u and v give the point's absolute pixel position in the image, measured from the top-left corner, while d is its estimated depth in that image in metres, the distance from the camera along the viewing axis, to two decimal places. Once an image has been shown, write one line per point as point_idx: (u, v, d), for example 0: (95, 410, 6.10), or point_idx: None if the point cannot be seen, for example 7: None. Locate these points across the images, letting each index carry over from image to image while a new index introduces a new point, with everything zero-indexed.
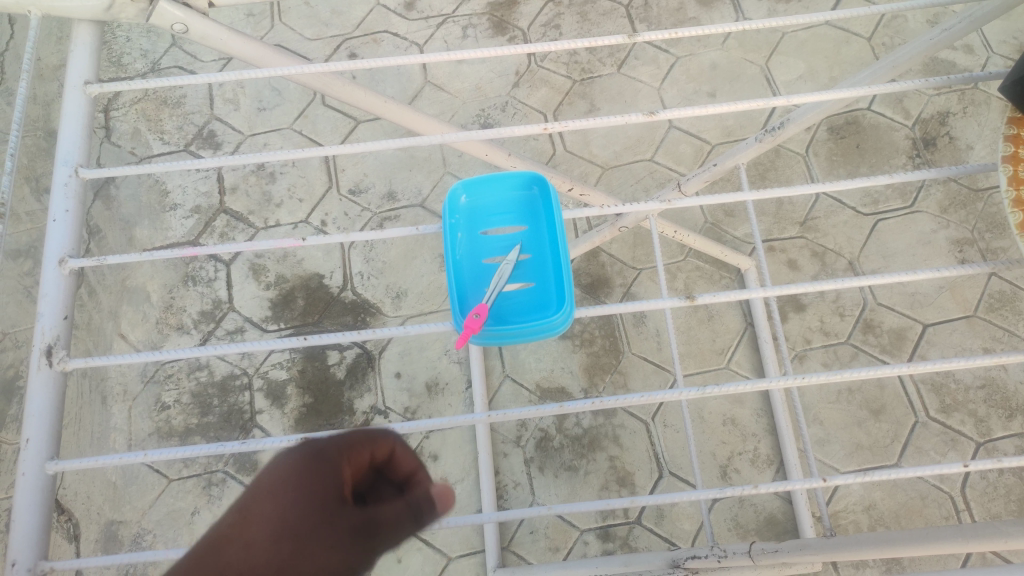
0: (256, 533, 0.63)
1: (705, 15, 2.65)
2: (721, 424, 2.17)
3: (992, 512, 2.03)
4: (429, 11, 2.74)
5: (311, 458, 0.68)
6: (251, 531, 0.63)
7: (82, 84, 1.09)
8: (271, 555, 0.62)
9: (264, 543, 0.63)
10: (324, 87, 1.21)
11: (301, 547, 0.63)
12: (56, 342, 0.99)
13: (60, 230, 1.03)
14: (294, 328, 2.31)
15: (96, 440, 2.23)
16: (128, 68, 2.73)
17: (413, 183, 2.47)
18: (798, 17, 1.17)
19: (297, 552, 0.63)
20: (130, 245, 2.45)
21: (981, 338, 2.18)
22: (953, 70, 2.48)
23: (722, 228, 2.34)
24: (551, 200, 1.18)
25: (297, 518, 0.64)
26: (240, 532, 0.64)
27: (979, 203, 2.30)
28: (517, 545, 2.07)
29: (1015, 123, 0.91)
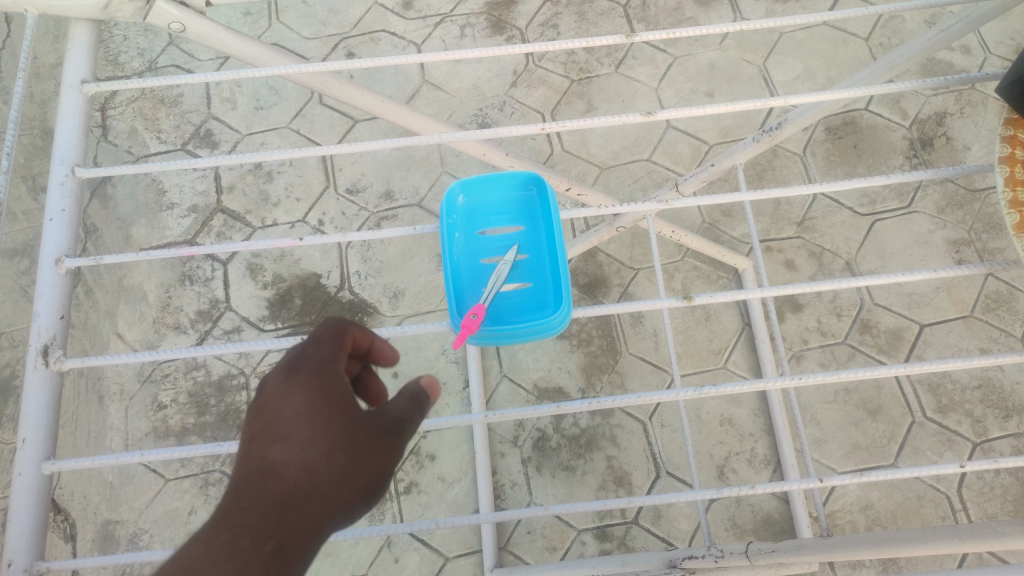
0: (308, 455, 0.77)
1: (703, 15, 2.65)
2: (719, 424, 2.17)
3: (988, 512, 2.03)
4: (427, 11, 2.73)
5: (325, 382, 0.81)
6: (302, 454, 0.77)
7: (79, 83, 1.09)
8: (331, 470, 0.76)
9: (323, 464, 0.76)
10: (322, 86, 1.21)
11: (352, 457, 0.77)
12: (52, 342, 0.99)
13: (57, 230, 1.03)
14: (291, 327, 2.30)
15: (92, 440, 2.22)
16: (125, 67, 2.72)
17: (410, 183, 2.46)
18: (795, 17, 1.17)
19: (350, 463, 0.77)
20: (127, 244, 2.44)
21: (978, 339, 2.19)
22: (950, 70, 2.48)
23: (719, 228, 2.34)
24: (548, 201, 1.17)
25: (338, 435, 0.78)
26: (293, 459, 0.76)
27: (976, 204, 2.30)
28: (515, 545, 2.07)
29: (1011, 124, 0.92)
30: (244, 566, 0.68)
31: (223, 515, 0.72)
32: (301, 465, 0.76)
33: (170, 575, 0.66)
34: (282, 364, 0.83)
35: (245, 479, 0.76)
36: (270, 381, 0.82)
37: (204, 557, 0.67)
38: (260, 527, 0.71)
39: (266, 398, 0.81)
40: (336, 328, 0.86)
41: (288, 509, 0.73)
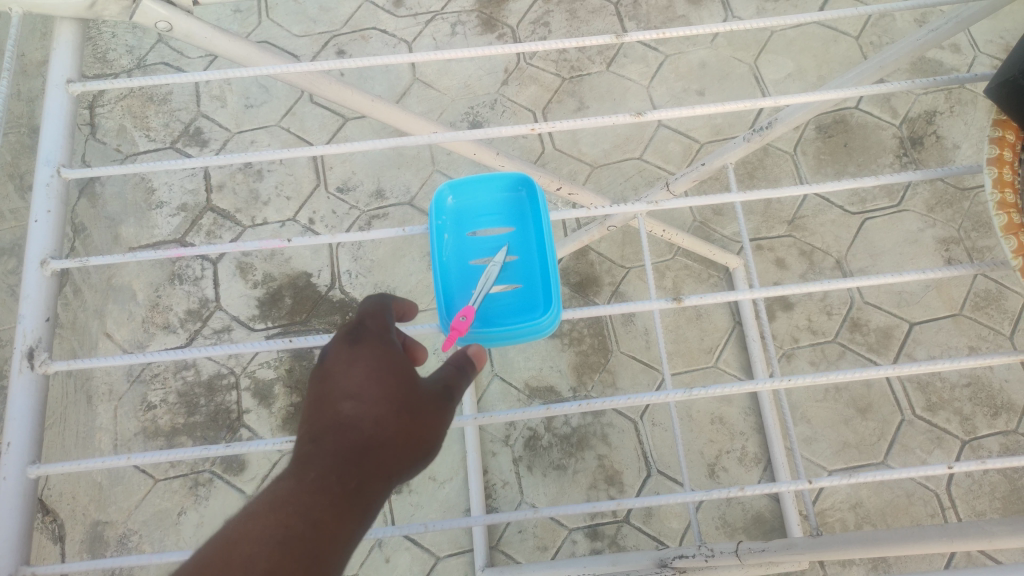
0: (378, 411, 0.79)
1: (694, 13, 2.65)
2: (709, 422, 2.17)
3: (977, 509, 2.04)
4: (418, 8, 2.72)
5: (388, 348, 0.84)
6: (374, 408, 0.79)
7: (65, 83, 1.08)
8: (399, 426, 0.79)
9: (393, 419, 0.79)
10: (311, 86, 1.21)
11: (417, 415, 0.81)
12: (38, 345, 0.98)
13: (42, 231, 1.02)
14: (281, 327, 2.29)
15: (81, 440, 2.21)
16: (113, 64, 2.70)
17: (401, 181, 2.45)
18: (786, 18, 1.17)
19: (415, 421, 0.80)
20: (116, 243, 2.43)
21: (967, 337, 2.20)
22: (940, 69, 2.49)
23: (710, 226, 2.35)
24: (538, 203, 1.17)
25: (402, 396, 0.81)
26: (365, 414, 0.79)
27: (965, 203, 2.31)
28: (506, 544, 2.07)
29: (1000, 124, 0.91)
30: (330, 504, 0.72)
31: (301, 463, 0.75)
32: (374, 418, 0.78)
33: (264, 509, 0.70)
34: (342, 333, 0.86)
35: (320, 431, 0.78)
36: (333, 348, 0.85)
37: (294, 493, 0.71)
38: (343, 468, 0.74)
39: (330, 362, 0.84)
40: (376, 307, 0.90)
41: (367, 455, 0.76)
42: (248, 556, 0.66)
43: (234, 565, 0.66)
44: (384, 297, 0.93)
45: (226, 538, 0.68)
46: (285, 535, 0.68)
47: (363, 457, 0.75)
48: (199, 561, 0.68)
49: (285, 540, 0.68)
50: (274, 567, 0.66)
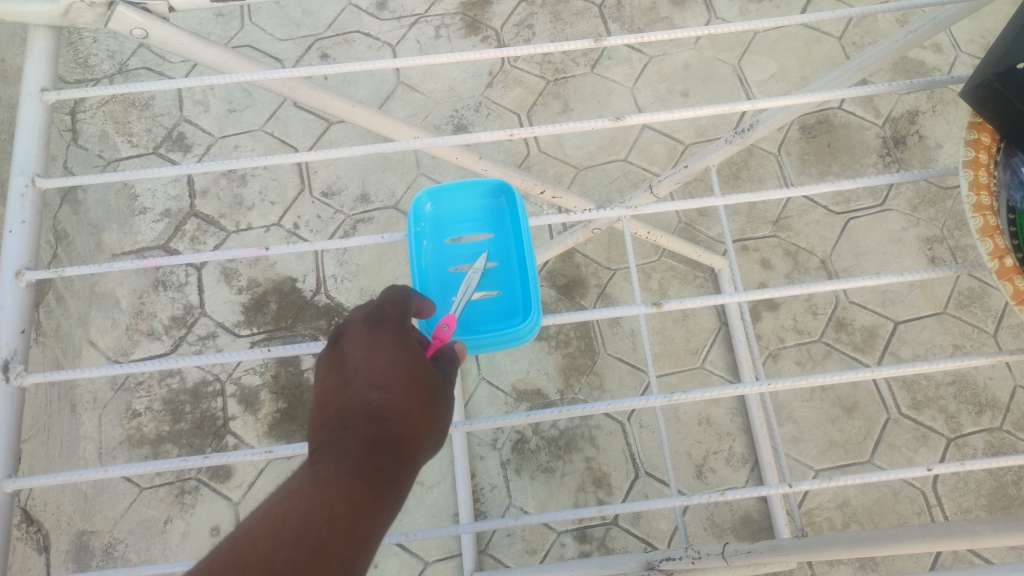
0: (407, 403, 0.77)
1: (678, 15, 2.65)
2: (697, 423, 2.18)
3: (963, 507, 2.05)
4: (402, 11, 2.72)
5: (408, 338, 0.83)
6: (404, 398, 0.77)
7: (39, 91, 1.06)
8: (423, 419, 0.77)
9: (419, 412, 0.77)
10: (290, 92, 1.20)
11: (434, 408, 0.79)
12: (12, 357, 0.97)
13: (17, 242, 1.01)
14: (267, 333, 2.28)
15: (65, 449, 2.19)
16: (95, 70, 2.68)
17: (386, 185, 2.45)
18: (764, 22, 1.18)
19: (433, 414, 0.79)
20: (99, 250, 2.41)
21: (952, 335, 2.21)
22: (922, 69, 2.50)
23: (696, 227, 2.35)
24: (516, 208, 1.17)
25: (426, 388, 0.80)
26: (395, 405, 0.76)
27: (948, 202, 2.32)
28: (495, 548, 2.06)
29: (975, 127, 0.92)
30: (369, 488, 0.68)
31: (336, 449, 0.71)
32: (404, 409, 0.76)
33: (307, 490, 0.66)
34: (360, 318, 0.84)
35: (349, 419, 0.74)
36: (350, 333, 0.82)
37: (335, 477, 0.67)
38: (380, 457, 0.71)
39: (348, 347, 0.81)
40: (397, 295, 0.89)
41: (399, 445, 0.73)
42: (295, 534, 0.63)
43: (282, 543, 0.62)
44: (405, 290, 0.92)
45: (264, 523, 0.64)
46: (331, 515, 0.65)
47: (396, 446, 0.73)
48: (236, 544, 0.63)
49: (333, 521, 0.65)
50: (320, 547, 0.63)
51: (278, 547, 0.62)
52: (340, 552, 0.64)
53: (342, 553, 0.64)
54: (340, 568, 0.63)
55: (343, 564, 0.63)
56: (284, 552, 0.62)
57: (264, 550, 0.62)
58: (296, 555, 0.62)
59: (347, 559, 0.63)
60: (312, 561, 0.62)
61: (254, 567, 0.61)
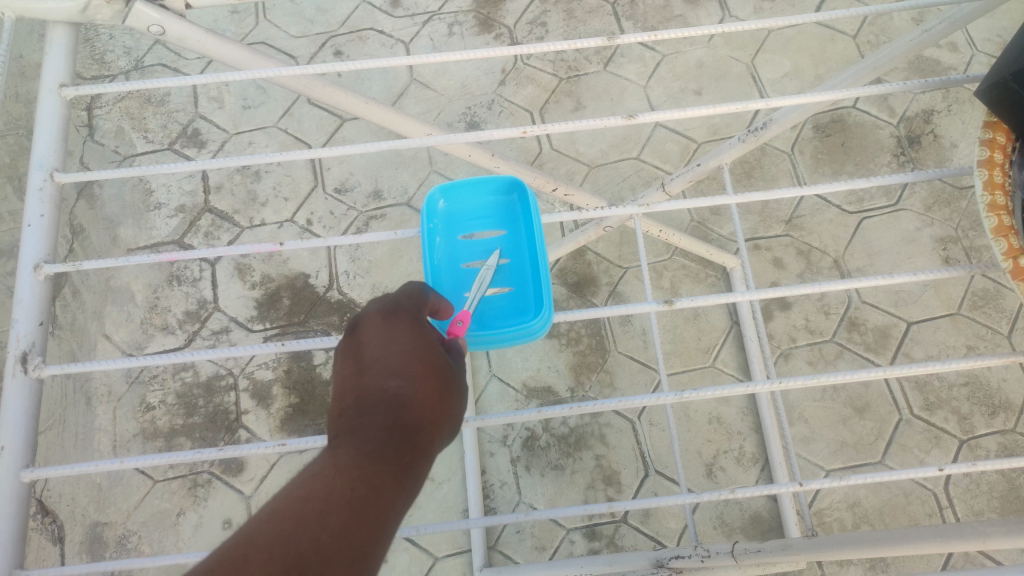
0: (424, 391, 0.77)
1: (691, 13, 2.65)
2: (707, 422, 2.17)
3: (975, 509, 2.04)
4: (415, 9, 2.72)
5: (423, 328, 0.83)
6: (420, 385, 0.77)
7: (57, 87, 1.08)
8: (440, 406, 0.78)
9: (435, 399, 0.77)
10: (304, 89, 1.21)
11: (451, 395, 0.80)
12: (31, 349, 0.98)
13: (36, 236, 1.03)
14: (279, 328, 2.30)
15: (80, 441, 2.21)
16: (111, 66, 2.70)
17: (399, 182, 2.46)
18: (778, 20, 1.18)
19: (450, 401, 0.79)
20: (114, 244, 2.43)
21: (965, 336, 2.19)
22: (937, 68, 2.49)
23: (708, 226, 2.35)
24: (528, 205, 1.17)
25: (442, 376, 0.80)
26: (412, 392, 0.76)
27: (962, 202, 2.31)
28: (504, 544, 2.07)
29: (991, 127, 0.92)
30: (389, 472, 0.69)
31: (356, 436, 0.72)
32: (420, 397, 0.76)
33: (328, 473, 0.67)
34: (375, 308, 0.84)
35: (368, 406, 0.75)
36: (366, 322, 0.83)
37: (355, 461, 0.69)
38: (399, 443, 0.72)
39: (364, 336, 0.81)
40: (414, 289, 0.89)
41: (417, 432, 0.74)
42: (318, 515, 0.64)
43: (305, 524, 0.63)
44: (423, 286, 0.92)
45: (285, 505, 0.65)
46: (351, 498, 0.66)
47: (414, 433, 0.73)
48: (259, 525, 0.64)
49: (354, 503, 0.66)
50: (342, 528, 0.64)
51: (302, 528, 0.63)
52: (361, 534, 0.64)
53: (362, 534, 0.65)
54: (362, 549, 0.64)
55: (364, 544, 0.64)
56: (307, 533, 0.63)
57: (287, 531, 0.63)
58: (319, 536, 0.63)
59: (368, 540, 0.65)
60: (335, 542, 0.63)
61: (280, 545, 0.62)
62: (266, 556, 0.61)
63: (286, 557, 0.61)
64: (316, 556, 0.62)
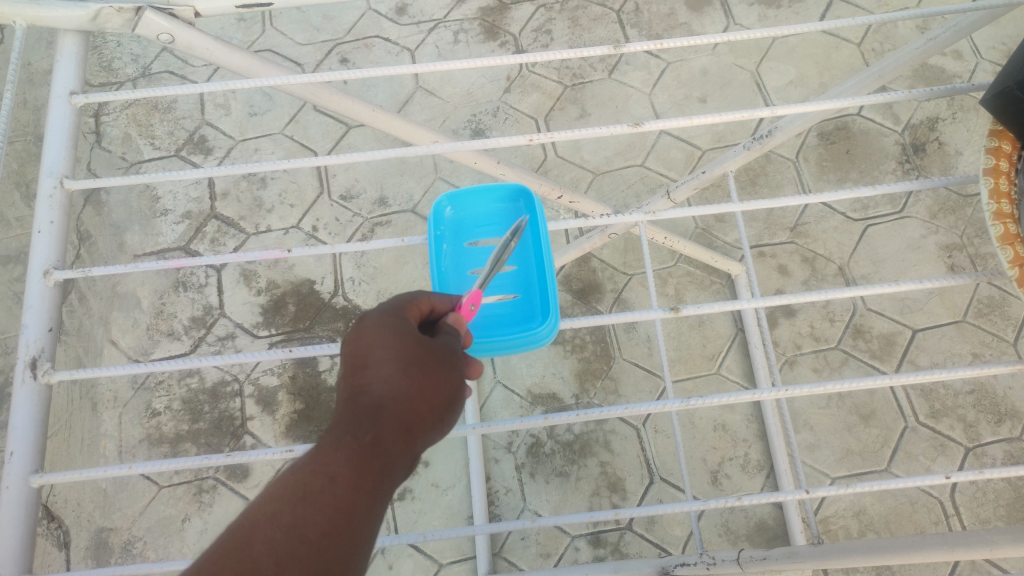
0: (387, 371, 0.77)
1: (696, 21, 2.66)
2: (712, 429, 2.17)
3: (981, 517, 2.03)
4: (421, 17, 2.74)
5: (393, 316, 0.83)
6: (386, 368, 0.78)
7: (68, 94, 1.09)
8: (409, 381, 0.77)
9: (400, 374, 0.77)
10: (312, 96, 1.22)
11: (428, 366, 0.79)
12: (40, 355, 0.99)
13: (45, 243, 1.03)
14: (285, 334, 2.30)
15: (86, 447, 2.22)
16: (118, 73, 2.72)
17: (404, 189, 2.46)
18: (783, 29, 1.18)
19: (424, 373, 0.78)
20: (121, 250, 2.44)
21: (971, 344, 2.19)
22: (942, 76, 2.49)
23: (712, 233, 2.35)
24: (538, 223, 1.16)
25: (410, 352, 0.79)
26: (375, 377, 0.77)
27: (968, 209, 2.31)
28: (509, 551, 2.07)
29: (996, 135, 0.92)
30: (346, 459, 0.70)
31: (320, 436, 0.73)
32: (382, 379, 0.77)
33: (283, 476, 0.69)
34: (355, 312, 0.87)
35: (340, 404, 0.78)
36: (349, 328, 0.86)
37: (310, 458, 0.70)
38: (356, 428, 0.73)
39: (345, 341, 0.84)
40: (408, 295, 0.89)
41: (378, 414, 0.74)
42: (271, 515, 0.66)
43: (259, 528, 0.65)
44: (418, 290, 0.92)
45: (244, 513, 0.67)
46: (306, 492, 0.67)
47: (375, 414, 0.74)
48: (221, 536, 0.66)
49: (309, 494, 0.67)
50: (297, 523, 0.65)
51: (256, 532, 0.65)
52: (319, 524, 0.66)
53: (322, 526, 0.66)
54: (323, 539, 0.65)
55: (324, 537, 0.65)
56: (261, 536, 0.65)
57: (244, 536, 0.65)
58: (274, 536, 0.65)
59: (327, 529, 0.66)
60: (288, 539, 0.65)
61: (235, 551, 0.64)
62: (215, 569, 0.62)
63: (240, 563, 0.63)
64: (271, 556, 0.64)
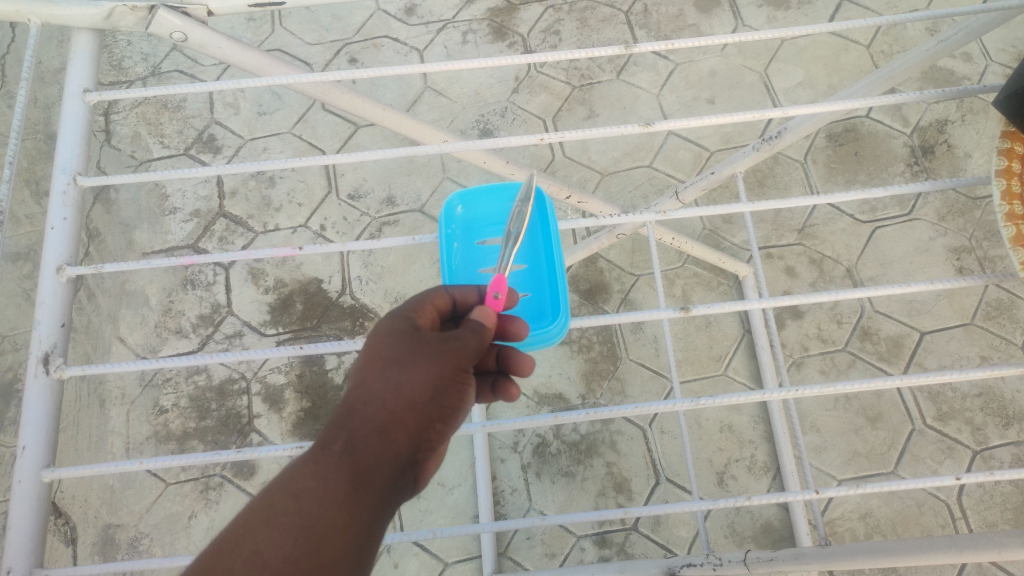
0: (368, 374, 0.81)
1: (704, 22, 2.66)
2: (719, 431, 2.17)
3: (988, 521, 2.03)
4: (429, 17, 2.75)
5: (391, 316, 0.87)
6: (368, 370, 0.81)
7: (81, 92, 1.09)
8: (383, 382, 0.79)
9: (375, 376, 0.80)
10: (323, 95, 1.22)
11: (407, 363, 0.80)
12: (52, 350, 0.99)
13: (58, 238, 1.04)
14: (292, 333, 2.31)
15: (94, 443, 2.23)
16: (128, 72, 2.73)
17: (412, 188, 2.47)
18: (793, 29, 1.18)
19: (399, 371, 0.80)
20: (129, 248, 2.45)
21: (979, 347, 2.18)
22: (952, 78, 2.48)
23: (720, 234, 2.35)
24: (549, 224, 1.18)
25: (391, 352, 0.82)
26: (360, 380, 0.81)
27: (976, 212, 2.30)
28: (514, 551, 2.07)
29: (1009, 137, 0.92)
30: (315, 477, 0.74)
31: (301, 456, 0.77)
32: (362, 383, 0.81)
33: (255, 502, 0.73)
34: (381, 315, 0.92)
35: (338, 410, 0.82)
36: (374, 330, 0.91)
37: (280, 480, 0.74)
38: (329, 441, 0.77)
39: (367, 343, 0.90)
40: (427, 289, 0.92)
41: (350, 420, 0.78)
42: (236, 541, 0.70)
43: (227, 553, 0.69)
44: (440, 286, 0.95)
45: (218, 538, 0.72)
46: (271, 515, 0.71)
47: (347, 421, 0.78)
48: (197, 562, 0.71)
49: (272, 517, 0.71)
50: (258, 548, 0.69)
51: (222, 558, 0.69)
52: (283, 547, 0.69)
53: (286, 550, 0.69)
54: (287, 564, 0.69)
55: (287, 561, 0.69)
56: (226, 562, 0.69)
57: (211, 560, 0.69)
58: (238, 560, 0.69)
59: (290, 553, 0.69)
60: (251, 564, 0.68)
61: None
62: None
63: None
64: None
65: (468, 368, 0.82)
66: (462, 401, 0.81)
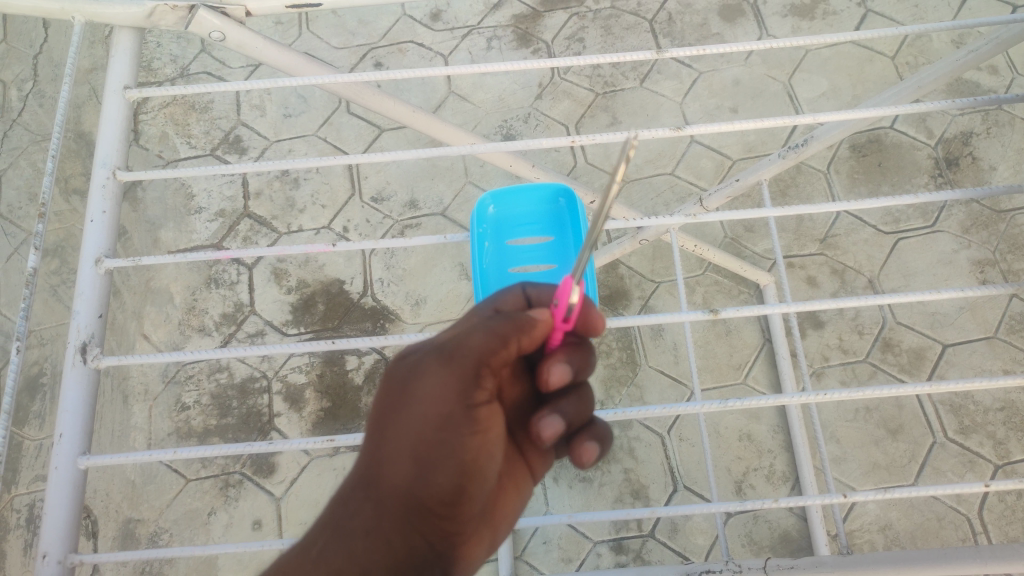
0: (365, 452, 0.80)
1: (729, 31, 2.67)
2: (738, 439, 2.17)
3: (1010, 535, 2.01)
4: (454, 23, 2.77)
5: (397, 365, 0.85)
6: (363, 450, 0.81)
7: (122, 89, 1.12)
8: (373, 460, 0.79)
9: (368, 457, 0.79)
10: (354, 96, 1.24)
11: (392, 429, 0.78)
12: (90, 340, 1.01)
13: (97, 231, 1.06)
14: (314, 332, 2.33)
15: (116, 438, 2.26)
16: (158, 73, 2.78)
17: (434, 192, 2.49)
18: (822, 37, 1.17)
19: (387, 443, 0.78)
20: (155, 246, 2.49)
21: (1001, 360, 2.17)
22: (977, 90, 2.48)
23: (741, 243, 2.35)
24: (579, 223, 1.25)
25: (379, 419, 0.80)
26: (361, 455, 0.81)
27: (1001, 225, 2.29)
28: (530, 555, 2.07)
29: None
30: None
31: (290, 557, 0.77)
32: (360, 464, 0.80)
33: None
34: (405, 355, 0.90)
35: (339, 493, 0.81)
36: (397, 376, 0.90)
37: None
38: (314, 547, 0.75)
39: None
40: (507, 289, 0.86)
41: (343, 514, 0.77)
42: None
43: None
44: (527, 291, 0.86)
45: None
46: None
47: (341, 518, 0.77)
48: None
49: None
50: None
51: None
52: None
53: None
54: None
55: None
56: None
57: None
58: None
59: None
60: None
61: None
62: None
63: None
64: None
65: (459, 402, 0.76)
66: (462, 449, 0.76)
